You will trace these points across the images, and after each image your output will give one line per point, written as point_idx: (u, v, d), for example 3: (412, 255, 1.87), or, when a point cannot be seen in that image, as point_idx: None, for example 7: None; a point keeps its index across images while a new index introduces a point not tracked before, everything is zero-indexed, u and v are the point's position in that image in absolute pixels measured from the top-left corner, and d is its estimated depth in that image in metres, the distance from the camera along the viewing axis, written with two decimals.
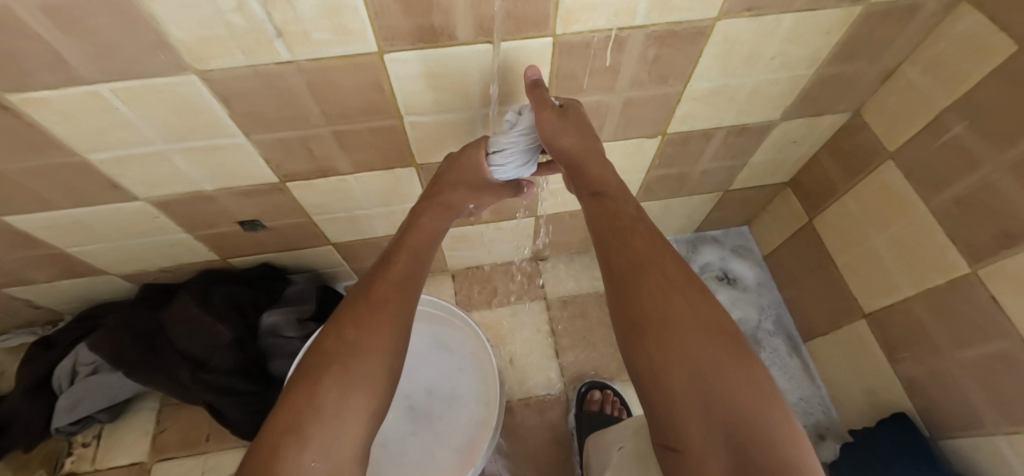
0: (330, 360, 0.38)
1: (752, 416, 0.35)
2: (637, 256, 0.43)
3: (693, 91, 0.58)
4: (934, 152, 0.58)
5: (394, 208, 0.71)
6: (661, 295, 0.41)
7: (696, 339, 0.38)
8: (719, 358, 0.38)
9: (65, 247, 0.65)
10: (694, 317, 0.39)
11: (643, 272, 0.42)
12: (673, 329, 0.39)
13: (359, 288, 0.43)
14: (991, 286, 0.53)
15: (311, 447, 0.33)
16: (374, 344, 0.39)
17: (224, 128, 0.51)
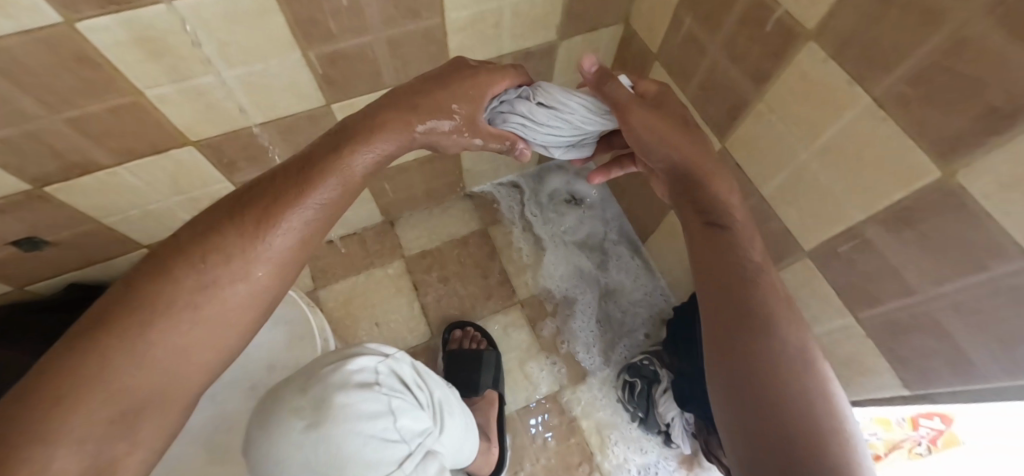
0: (162, 305, 0.33)
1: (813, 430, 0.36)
2: (711, 257, 0.47)
3: (455, 22, 0.59)
4: (678, 46, 0.64)
5: (194, 193, 0.68)
6: (743, 284, 0.45)
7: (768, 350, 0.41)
8: (784, 378, 0.40)
9: None
10: (774, 342, 0.41)
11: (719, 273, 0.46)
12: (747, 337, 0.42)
13: (239, 203, 0.37)
14: (735, 156, 0.62)
15: (106, 404, 0.31)
16: (232, 298, 0.36)
17: None
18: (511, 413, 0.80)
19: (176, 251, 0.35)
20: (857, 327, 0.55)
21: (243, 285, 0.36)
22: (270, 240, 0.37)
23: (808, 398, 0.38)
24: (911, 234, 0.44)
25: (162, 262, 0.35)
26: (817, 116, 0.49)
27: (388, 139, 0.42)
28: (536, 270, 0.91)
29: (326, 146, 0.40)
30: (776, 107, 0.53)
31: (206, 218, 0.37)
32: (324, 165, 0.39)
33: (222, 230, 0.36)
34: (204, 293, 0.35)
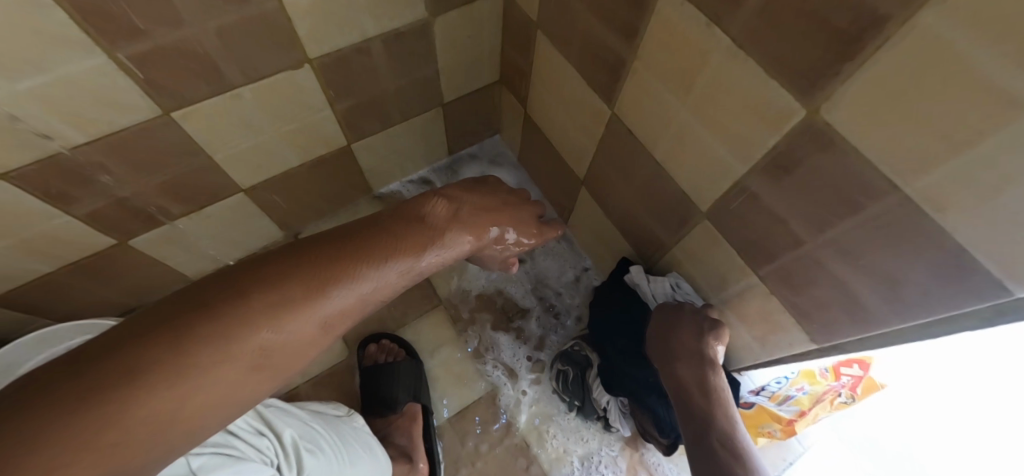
0: (194, 341, 0.32)
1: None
2: (704, 390, 0.57)
3: (296, 4, 0.52)
4: (553, 8, 0.59)
5: (24, 234, 0.58)
6: (723, 412, 0.55)
7: (722, 437, 0.53)
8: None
9: None
10: (718, 404, 0.56)
11: (716, 401, 0.56)
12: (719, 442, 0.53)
13: (319, 270, 0.40)
14: (624, 121, 0.58)
15: (97, 443, 0.27)
16: (240, 362, 0.34)
17: None
18: (440, 423, 0.75)
19: (248, 308, 0.35)
20: (760, 284, 0.52)
21: (266, 369, 0.36)
22: (294, 325, 0.37)
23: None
24: (790, 181, 0.41)
25: (223, 313, 0.33)
26: (687, 67, 0.45)
27: (424, 257, 0.49)
28: (461, 270, 0.84)
29: (390, 237, 0.47)
30: (650, 63, 0.49)
31: (282, 271, 0.38)
32: (366, 250, 0.44)
33: (293, 303, 0.37)
34: (244, 363, 0.34)
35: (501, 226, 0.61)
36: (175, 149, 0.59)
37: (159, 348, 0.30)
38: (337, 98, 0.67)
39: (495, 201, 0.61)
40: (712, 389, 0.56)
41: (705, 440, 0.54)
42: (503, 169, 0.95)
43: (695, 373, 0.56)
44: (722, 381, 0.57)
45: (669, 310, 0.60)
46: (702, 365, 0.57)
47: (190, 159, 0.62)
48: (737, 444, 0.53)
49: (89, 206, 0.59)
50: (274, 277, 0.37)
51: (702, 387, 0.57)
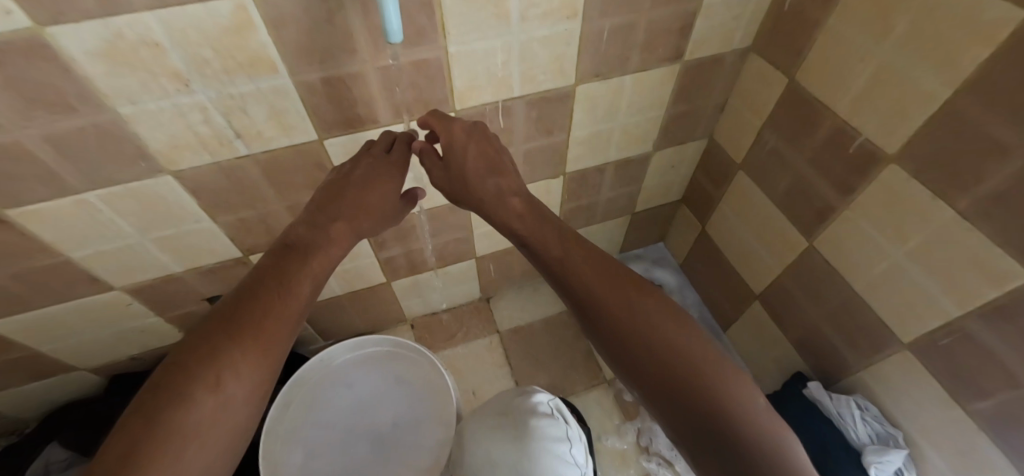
0: (152, 414, 0.37)
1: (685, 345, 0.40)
2: (585, 261, 0.46)
3: (578, 137, 0.75)
4: (764, 159, 0.75)
5: (345, 267, 0.80)
6: (591, 271, 0.45)
7: (596, 277, 0.45)
8: (647, 341, 0.41)
9: (36, 347, 0.71)
10: (610, 287, 0.44)
11: (575, 244, 0.48)
12: (616, 289, 0.44)
13: (228, 327, 0.42)
14: (824, 254, 0.70)
15: None
16: (218, 402, 0.40)
17: (194, 215, 0.63)
18: None
19: (194, 374, 0.40)
20: (967, 419, 0.57)
21: (231, 414, 0.40)
22: (231, 384, 0.41)
23: (658, 336, 0.41)
24: (1013, 328, 0.49)
25: (175, 387, 0.39)
26: (901, 222, 0.57)
27: (317, 265, 0.48)
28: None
29: (275, 275, 0.46)
30: (862, 214, 0.62)
31: (203, 358, 0.41)
32: (269, 299, 0.45)
33: (226, 352, 0.41)
34: (215, 408, 0.39)
35: (391, 197, 0.54)
36: (459, 224, 0.81)
37: (147, 435, 0.36)
38: (568, 199, 0.87)
39: (377, 163, 0.53)
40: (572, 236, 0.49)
41: (596, 289, 0.44)
42: (666, 271, 1.08)
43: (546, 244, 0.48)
44: (594, 250, 0.47)
45: (445, 149, 0.52)
46: (523, 219, 0.51)
47: (463, 231, 0.83)
48: (620, 291, 0.44)
49: (390, 253, 0.82)
50: (208, 362, 0.41)
51: (543, 226, 0.50)
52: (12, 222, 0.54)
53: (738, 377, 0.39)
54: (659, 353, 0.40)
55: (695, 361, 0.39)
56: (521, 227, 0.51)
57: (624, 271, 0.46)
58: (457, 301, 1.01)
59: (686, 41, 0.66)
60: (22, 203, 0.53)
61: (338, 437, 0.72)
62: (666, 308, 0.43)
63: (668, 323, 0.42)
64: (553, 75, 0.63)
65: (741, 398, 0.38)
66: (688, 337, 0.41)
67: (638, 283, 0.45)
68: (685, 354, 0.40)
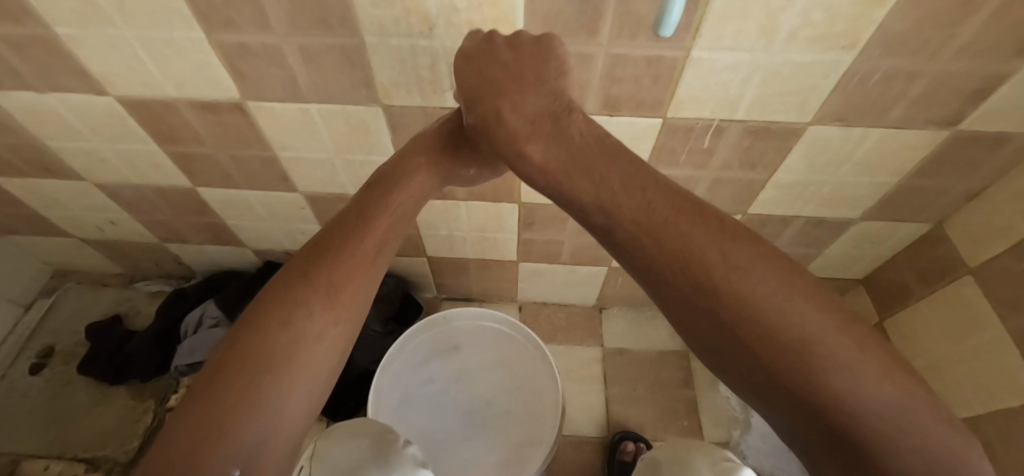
0: (228, 344, 0.35)
1: (797, 338, 0.27)
2: (647, 215, 0.31)
3: (778, 181, 0.66)
4: (1017, 274, 0.61)
5: (487, 235, 0.81)
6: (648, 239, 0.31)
7: (665, 250, 0.31)
8: (735, 341, 0.29)
9: (223, 217, 0.82)
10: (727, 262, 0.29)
11: (626, 183, 0.32)
12: (682, 262, 0.30)
13: (307, 263, 0.39)
14: None
15: (231, 455, 0.30)
16: (309, 342, 0.37)
17: (383, 148, 0.65)
18: None
19: (273, 305, 0.37)
20: None
21: (309, 348, 0.37)
22: (309, 317, 0.37)
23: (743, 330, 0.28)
24: None
25: (254, 322, 0.36)
26: None
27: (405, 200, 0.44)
28: (744, 427, 0.88)
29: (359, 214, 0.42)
30: None
31: (281, 298, 0.38)
32: (345, 233, 0.41)
33: (307, 280, 0.38)
34: (290, 340, 0.36)
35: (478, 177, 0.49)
36: None
37: (226, 370, 0.33)
38: None
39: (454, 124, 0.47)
40: (651, 192, 0.32)
41: (674, 261, 0.30)
42: None
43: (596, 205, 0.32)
44: (658, 199, 0.31)
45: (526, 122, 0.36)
46: (581, 173, 0.33)
47: None
48: (703, 262, 0.30)
49: (533, 237, 0.80)
50: (282, 297, 0.38)
51: (614, 171, 0.33)
52: (247, 112, 0.61)
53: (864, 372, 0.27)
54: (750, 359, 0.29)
55: (815, 357, 0.27)
56: (545, 181, 0.34)
57: (707, 230, 0.30)
58: (570, 300, 0.99)
59: (973, 106, 0.53)
60: (260, 98, 0.59)
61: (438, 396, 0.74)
62: (775, 274, 0.29)
63: (780, 316, 0.28)
64: (790, 105, 0.55)
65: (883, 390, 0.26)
66: (805, 323, 0.28)
67: (732, 245, 0.30)
68: (797, 348, 0.27)
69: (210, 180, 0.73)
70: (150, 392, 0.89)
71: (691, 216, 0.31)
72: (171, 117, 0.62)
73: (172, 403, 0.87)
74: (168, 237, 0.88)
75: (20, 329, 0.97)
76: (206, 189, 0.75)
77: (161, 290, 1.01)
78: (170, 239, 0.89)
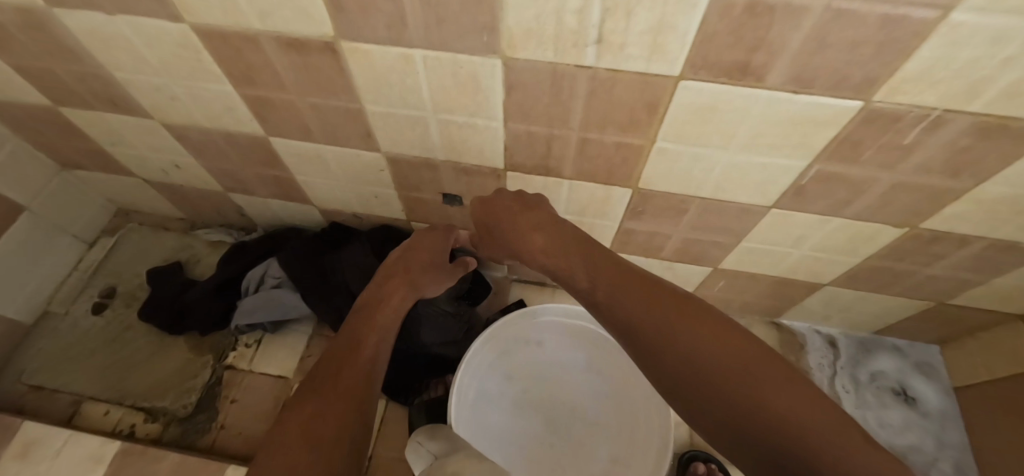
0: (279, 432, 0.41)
1: (722, 366, 0.36)
2: (611, 289, 0.45)
3: (981, 193, 0.51)
4: None
5: (584, 219, 0.71)
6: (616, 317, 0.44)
7: (628, 315, 0.42)
8: (683, 378, 0.37)
9: (293, 172, 0.74)
10: (683, 335, 0.39)
11: (598, 269, 0.48)
12: (639, 322, 0.42)
13: (315, 377, 0.48)
14: None
15: None
16: (329, 443, 0.40)
17: (490, 111, 0.54)
18: None
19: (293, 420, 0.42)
20: None
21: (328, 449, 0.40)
22: (320, 423, 0.41)
23: (681, 360, 0.38)
24: None
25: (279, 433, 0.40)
26: None
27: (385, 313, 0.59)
28: None
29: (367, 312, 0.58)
30: None
31: (298, 404, 0.44)
32: (337, 356, 0.51)
33: (302, 399, 0.45)
34: (313, 441, 0.40)
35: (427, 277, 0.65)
36: (733, 228, 0.66)
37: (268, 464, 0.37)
38: (881, 256, 0.66)
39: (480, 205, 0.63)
40: (618, 272, 0.47)
41: (633, 321, 0.42)
42: (930, 384, 0.84)
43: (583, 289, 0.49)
44: (617, 282, 0.45)
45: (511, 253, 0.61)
46: (564, 262, 0.51)
47: (730, 237, 0.68)
48: (650, 315, 0.41)
49: (637, 227, 0.70)
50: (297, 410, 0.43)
51: (583, 256, 0.51)
52: (339, 54, 0.50)
53: (796, 392, 0.33)
54: (693, 389, 0.37)
55: (766, 395, 0.33)
56: (550, 266, 0.53)
57: (649, 295, 0.43)
58: None
59: None
60: (357, 39, 0.47)
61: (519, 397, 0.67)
62: (705, 321, 0.39)
63: (704, 349, 0.37)
64: None
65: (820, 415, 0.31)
66: (730, 351, 0.37)
67: (674, 304, 0.41)
68: (731, 373, 0.35)
69: (284, 131, 0.65)
70: (208, 348, 0.85)
71: (642, 290, 0.44)
72: (250, 53, 0.52)
73: (229, 360, 0.84)
74: (234, 187, 0.83)
75: (85, 264, 0.96)
76: (279, 139, 0.67)
77: (222, 240, 0.97)
78: (236, 190, 0.83)
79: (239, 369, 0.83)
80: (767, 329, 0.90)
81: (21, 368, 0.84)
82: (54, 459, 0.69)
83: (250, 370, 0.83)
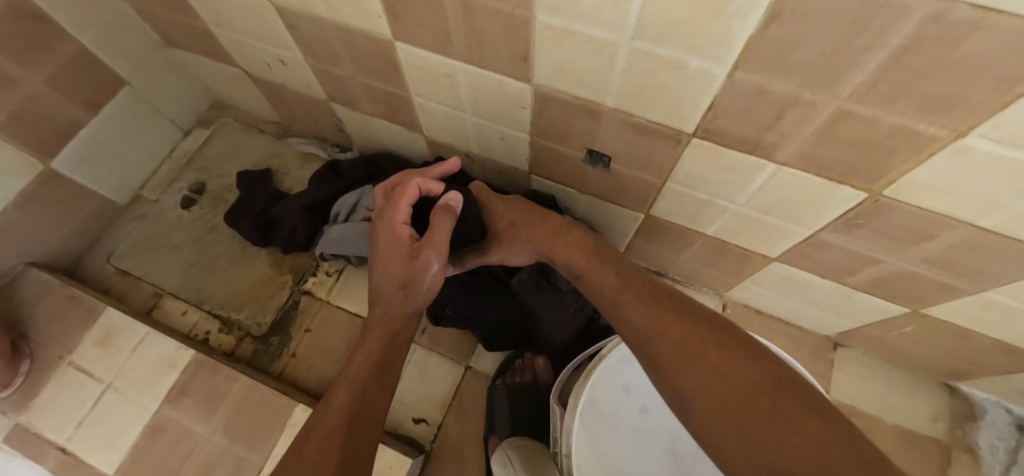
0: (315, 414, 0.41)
1: (741, 388, 0.36)
2: (637, 302, 0.44)
3: None
4: None
5: (766, 218, 0.55)
6: (629, 322, 0.43)
7: (647, 323, 0.42)
8: (689, 390, 0.38)
9: (411, 92, 0.62)
10: (686, 352, 0.39)
11: (627, 279, 0.47)
12: (660, 330, 0.41)
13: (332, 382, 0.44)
14: None
15: None
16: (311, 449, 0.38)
17: (719, 49, 0.37)
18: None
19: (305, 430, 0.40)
20: None
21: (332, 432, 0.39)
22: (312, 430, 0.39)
23: (693, 382, 0.37)
24: None
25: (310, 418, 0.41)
26: None
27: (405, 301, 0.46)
28: None
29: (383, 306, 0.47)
30: None
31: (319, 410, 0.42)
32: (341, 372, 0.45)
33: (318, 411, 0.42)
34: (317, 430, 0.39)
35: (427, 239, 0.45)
36: (988, 273, 0.47)
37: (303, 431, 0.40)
38: None
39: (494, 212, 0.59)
40: (633, 280, 0.47)
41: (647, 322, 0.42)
42: None
43: (612, 288, 0.47)
44: (650, 300, 0.44)
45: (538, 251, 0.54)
46: (599, 269, 0.50)
47: (973, 283, 0.49)
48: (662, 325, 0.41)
49: (837, 243, 0.53)
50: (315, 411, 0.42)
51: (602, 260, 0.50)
52: None
53: (808, 427, 0.33)
54: (697, 400, 0.37)
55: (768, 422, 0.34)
56: (573, 270, 0.52)
57: (680, 315, 0.42)
58: (800, 321, 0.74)
59: None
60: None
61: (636, 419, 0.54)
62: (717, 345, 0.39)
63: (725, 371, 0.37)
64: None
65: (837, 447, 0.31)
66: (745, 375, 0.37)
67: (700, 326, 0.40)
68: (744, 392, 0.36)
69: (415, 39, 0.51)
70: (288, 268, 0.80)
71: (673, 311, 0.42)
72: None
73: (307, 286, 0.78)
74: (339, 98, 0.72)
75: (177, 155, 0.91)
76: (406, 48, 0.54)
77: (314, 154, 0.89)
78: (340, 101, 0.73)
79: (316, 298, 0.77)
80: (935, 391, 0.72)
81: (112, 247, 0.83)
82: (133, 353, 0.67)
83: (327, 301, 0.77)
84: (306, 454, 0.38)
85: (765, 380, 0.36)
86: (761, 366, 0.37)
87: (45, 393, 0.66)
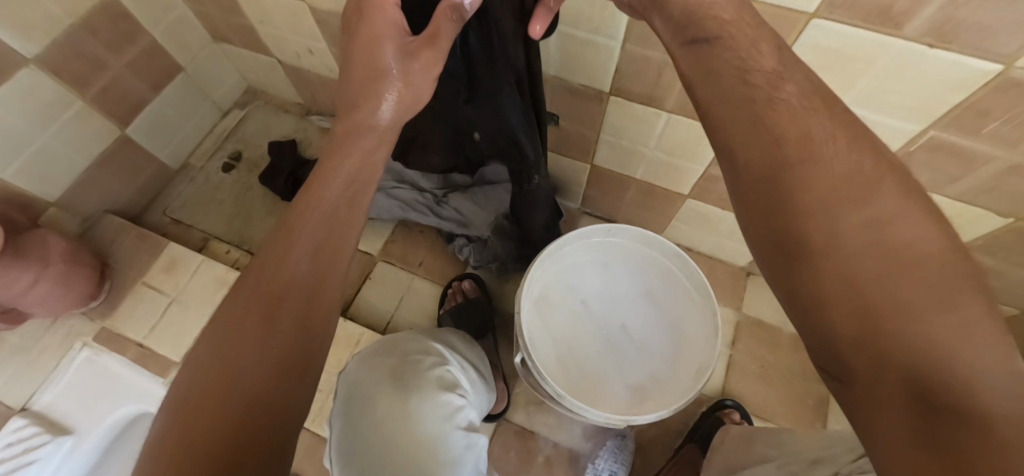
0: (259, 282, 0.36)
1: (893, 251, 0.24)
2: (784, 121, 0.30)
3: None
4: None
5: (672, 159, 0.74)
6: (767, 134, 0.30)
7: (782, 143, 0.29)
8: (817, 243, 0.26)
9: None
10: (817, 191, 0.27)
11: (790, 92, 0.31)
12: (802, 154, 0.28)
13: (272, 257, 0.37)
14: None
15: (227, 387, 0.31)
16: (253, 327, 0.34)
17: (611, 30, 0.56)
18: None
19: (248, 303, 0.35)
20: None
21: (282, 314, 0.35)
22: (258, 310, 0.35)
23: (834, 228, 0.26)
24: None
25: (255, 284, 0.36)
26: None
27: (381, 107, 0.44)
28: None
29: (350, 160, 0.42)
30: None
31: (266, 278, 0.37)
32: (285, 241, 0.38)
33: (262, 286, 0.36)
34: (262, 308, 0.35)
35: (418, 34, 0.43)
36: None
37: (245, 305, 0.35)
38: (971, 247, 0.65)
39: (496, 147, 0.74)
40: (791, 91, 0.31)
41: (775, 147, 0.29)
42: None
43: (768, 73, 0.31)
44: (825, 119, 0.30)
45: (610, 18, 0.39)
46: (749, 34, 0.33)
47: None
48: (800, 157, 0.28)
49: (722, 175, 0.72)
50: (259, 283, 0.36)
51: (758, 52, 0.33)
52: None
53: (960, 310, 0.22)
54: (824, 258, 0.26)
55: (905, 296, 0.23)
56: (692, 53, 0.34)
57: (858, 139, 0.29)
58: (719, 254, 0.94)
59: None
60: None
61: (576, 307, 0.73)
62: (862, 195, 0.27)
63: (893, 222, 0.25)
64: None
65: (976, 345, 0.22)
66: (917, 236, 0.25)
67: (857, 169, 0.28)
68: (889, 250, 0.25)
69: None
70: None
71: (846, 139, 0.29)
72: None
73: None
74: None
75: (216, 131, 1.11)
76: None
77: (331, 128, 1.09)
78: None
79: None
80: None
81: (167, 203, 1.03)
82: (194, 275, 0.86)
83: None
84: (250, 311, 0.35)
85: (942, 253, 0.24)
86: (940, 234, 0.25)
87: (126, 306, 0.85)
